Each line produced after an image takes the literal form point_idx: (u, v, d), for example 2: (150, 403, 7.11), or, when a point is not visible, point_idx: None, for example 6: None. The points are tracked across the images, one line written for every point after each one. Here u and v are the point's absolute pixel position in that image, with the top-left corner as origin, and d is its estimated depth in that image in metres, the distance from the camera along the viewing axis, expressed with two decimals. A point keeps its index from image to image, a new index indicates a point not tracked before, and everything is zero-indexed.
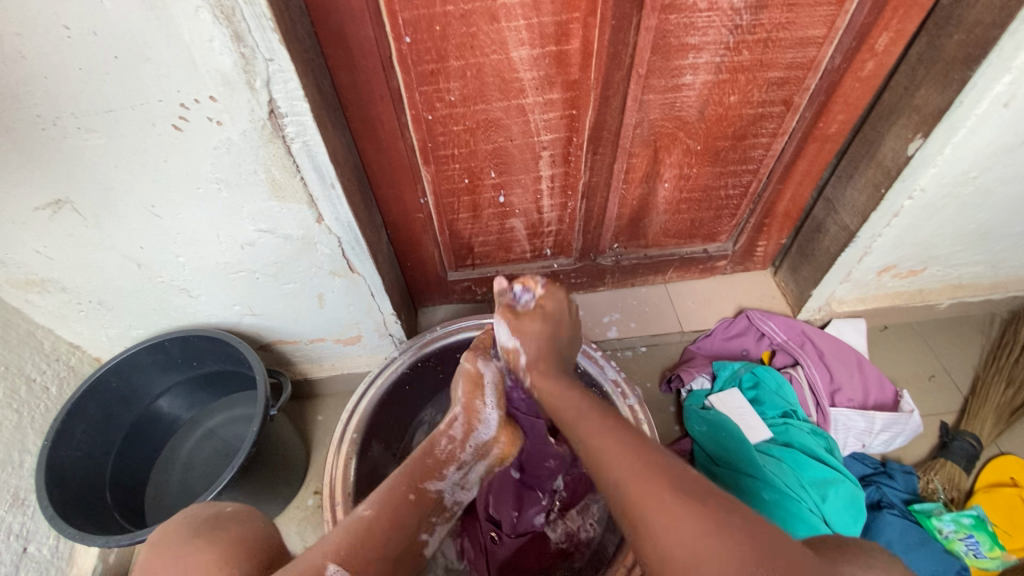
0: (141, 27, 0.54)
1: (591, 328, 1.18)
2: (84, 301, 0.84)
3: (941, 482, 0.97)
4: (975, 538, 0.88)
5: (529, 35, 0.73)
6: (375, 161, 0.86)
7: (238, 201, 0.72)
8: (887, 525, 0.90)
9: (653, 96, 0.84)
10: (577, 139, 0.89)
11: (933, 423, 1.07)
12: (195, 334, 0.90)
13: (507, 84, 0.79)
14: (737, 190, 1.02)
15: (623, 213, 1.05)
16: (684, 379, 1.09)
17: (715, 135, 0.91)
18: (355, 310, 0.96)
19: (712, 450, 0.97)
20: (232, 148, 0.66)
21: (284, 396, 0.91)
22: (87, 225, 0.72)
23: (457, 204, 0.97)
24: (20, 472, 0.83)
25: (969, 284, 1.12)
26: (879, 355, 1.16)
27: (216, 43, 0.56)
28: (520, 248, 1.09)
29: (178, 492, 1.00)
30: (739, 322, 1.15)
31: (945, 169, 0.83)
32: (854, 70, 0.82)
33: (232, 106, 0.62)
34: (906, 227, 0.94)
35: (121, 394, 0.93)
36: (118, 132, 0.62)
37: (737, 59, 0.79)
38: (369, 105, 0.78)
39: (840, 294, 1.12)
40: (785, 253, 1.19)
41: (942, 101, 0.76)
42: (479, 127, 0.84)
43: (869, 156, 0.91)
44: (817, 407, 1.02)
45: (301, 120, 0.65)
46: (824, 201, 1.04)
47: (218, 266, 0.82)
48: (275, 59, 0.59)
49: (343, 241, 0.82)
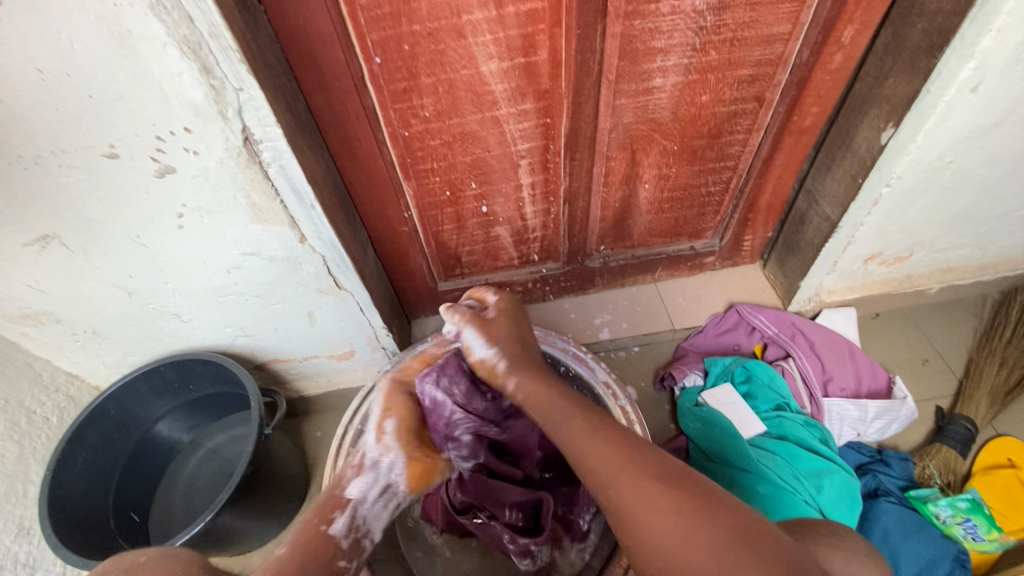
0: (113, 67, 0.55)
1: (583, 330, 1.19)
2: (80, 331, 0.86)
3: (937, 467, 0.97)
4: (972, 521, 0.88)
5: (497, 49, 0.74)
6: (356, 179, 0.87)
7: (221, 227, 0.74)
8: (884, 513, 0.90)
9: (625, 100, 0.85)
10: (554, 146, 0.90)
11: (929, 408, 1.07)
12: (189, 359, 0.92)
13: (480, 97, 0.80)
14: (718, 186, 1.03)
15: (606, 215, 1.06)
16: (676, 377, 1.09)
17: (691, 134, 0.92)
18: (346, 325, 0.97)
19: (706, 447, 0.98)
20: (211, 176, 0.68)
21: (279, 414, 0.92)
22: (75, 257, 0.74)
23: (440, 216, 0.98)
24: (25, 502, 0.85)
25: (957, 268, 1.12)
26: (872, 342, 1.16)
27: (186, 77, 0.57)
28: (507, 256, 1.11)
29: (181, 513, 1.01)
30: (730, 317, 1.15)
31: (919, 155, 0.83)
32: (823, 64, 0.83)
33: (207, 136, 0.63)
34: (886, 215, 0.95)
35: (121, 421, 0.95)
36: (99, 167, 0.64)
37: (705, 60, 0.80)
38: (346, 126, 0.79)
39: (828, 284, 1.12)
40: (771, 246, 1.19)
41: (910, 90, 0.77)
42: (456, 141, 0.86)
43: (845, 146, 0.92)
44: (810, 399, 1.02)
45: (276, 145, 0.67)
46: (805, 192, 1.04)
47: (206, 290, 0.84)
48: (245, 89, 0.61)
49: (327, 259, 0.84)
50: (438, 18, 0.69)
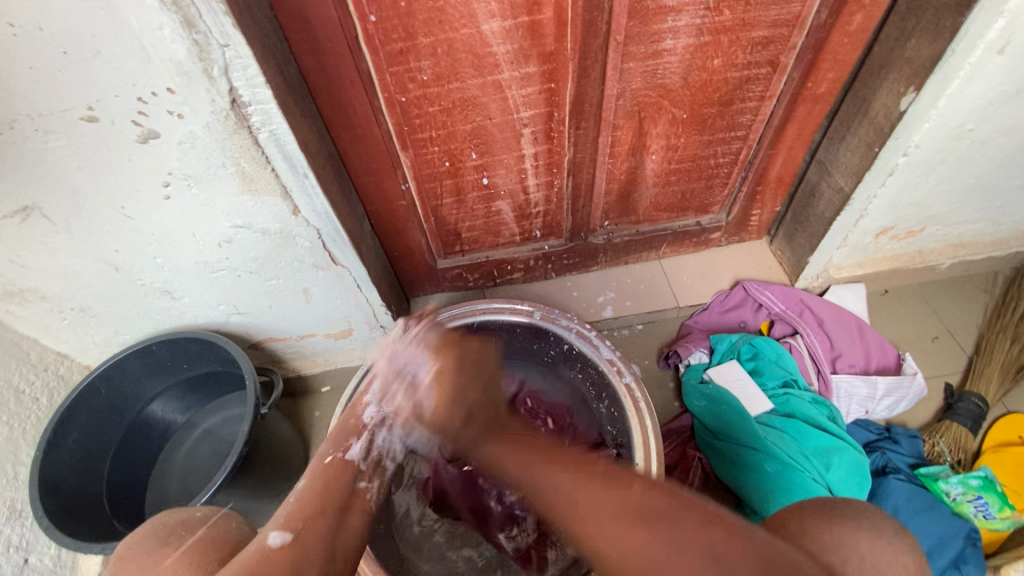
0: (86, 19, 0.51)
1: (586, 308, 1.17)
2: (66, 309, 0.83)
3: (948, 445, 0.95)
4: (983, 499, 0.86)
5: (499, 6, 0.70)
6: (351, 149, 0.84)
7: (210, 197, 0.70)
8: (893, 491, 0.89)
9: (634, 64, 0.81)
10: (558, 113, 0.86)
11: (938, 386, 1.06)
12: (182, 337, 0.89)
13: (481, 60, 0.76)
14: (728, 158, 0.99)
15: (612, 189, 1.02)
16: (681, 355, 1.07)
17: (701, 102, 0.88)
18: (343, 302, 0.94)
19: (712, 425, 0.96)
20: (197, 142, 0.64)
21: (275, 393, 0.90)
22: (58, 230, 0.70)
23: (439, 189, 0.94)
24: (15, 484, 0.83)
25: (970, 242, 1.09)
26: (881, 319, 1.14)
27: (167, 31, 0.53)
28: (508, 231, 1.07)
29: (178, 494, 0.99)
30: (736, 294, 1.13)
31: (940, 122, 0.80)
32: (842, 25, 0.79)
33: (192, 98, 0.59)
34: (901, 187, 0.91)
35: (113, 401, 0.92)
36: (77, 132, 0.60)
37: (718, 20, 0.76)
38: (339, 90, 0.75)
39: (838, 260, 1.09)
40: (780, 221, 1.16)
41: (934, 52, 0.73)
42: (456, 107, 0.82)
43: (861, 114, 0.88)
44: (818, 375, 1.00)
45: (266, 108, 0.63)
46: (817, 164, 1.01)
47: (197, 266, 0.80)
48: (231, 45, 0.57)
49: (323, 233, 0.80)
50: None
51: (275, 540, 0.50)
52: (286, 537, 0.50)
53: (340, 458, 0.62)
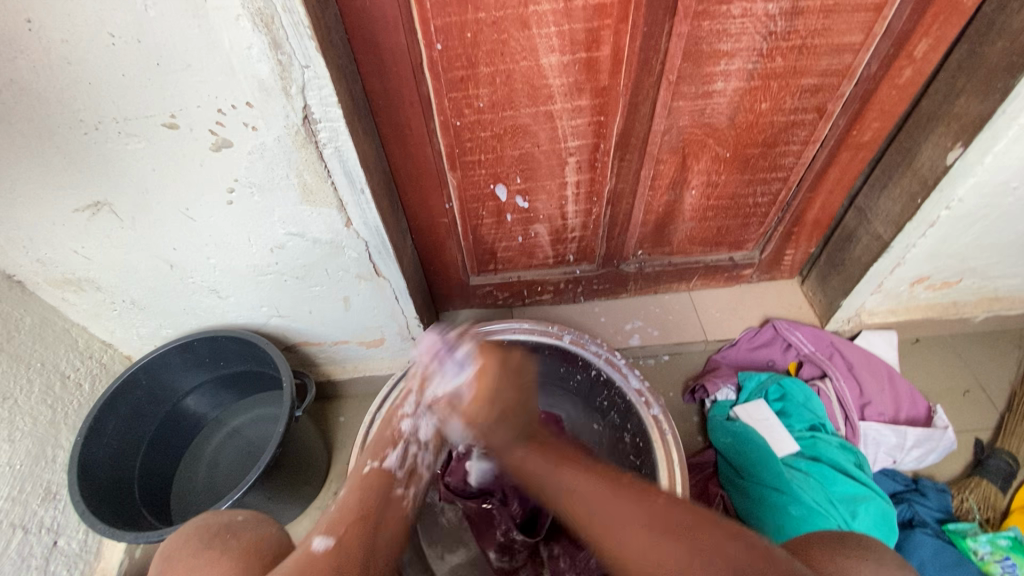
0: (183, 36, 0.55)
1: (613, 335, 1.17)
2: (118, 301, 0.86)
3: (977, 501, 0.94)
4: (1012, 560, 0.85)
5: (560, 42, 0.73)
6: (402, 167, 0.87)
7: (270, 205, 0.73)
8: (919, 545, 0.88)
9: (683, 103, 0.83)
10: (604, 145, 0.88)
11: (967, 440, 1.04)
12: (223, 336, 0.92)
13: (536, 91, 0.79)
14: (766, 198, 1.01)
15: (649, 219, 1.04)
16: (708, 390, 1.06)
17: (745, 142, 0.90)
18: (380, 313, 0.97)
19: (737, 463, 0.95)
20: (266, 153, 0.67)
21: (309, 397, 0.91)
22: (123, 226, 0.74)
23: (481, 209, 0.97)
24: (54, 466, 0.85)
25: (1007, 297, 1.09)
26: (911, 368, 1.13)
27: (255, 51, 0.57)
28: (543, 254, 1.09)
29: (203, 490, 1.01)
30: (765, 332, 1.13)
31: (986, 178, 0.80)
32: (891, 78, 0.81)
33: (268, 112, 0.63)
34: (941, 238, 0.92)
35: (151, 392, 0.95)
36: (156, 136, 0.64)
37: (770, 66, 0.78)
38: (398, 112, 0.78)
39: (870, 305, 1.09)
40: (813, 262, 1.17)
41: (984, 110, 0.74)
42: (507, 134, 0.84)
43: (905, 165, 0.89)
44: (845, 421, 1.00)
45: (334, 125, 0.66)
46: (855, 210, 1.02)
47: (247, 268, 0.83)
48: (311, 66, 0.60)
49: (370, 245, 0.83)
50: (505, 7, 0.68)
51: (319, 545, 0.54)
52: (329, 542, 0.54)
53: (378, 466, 0.66)
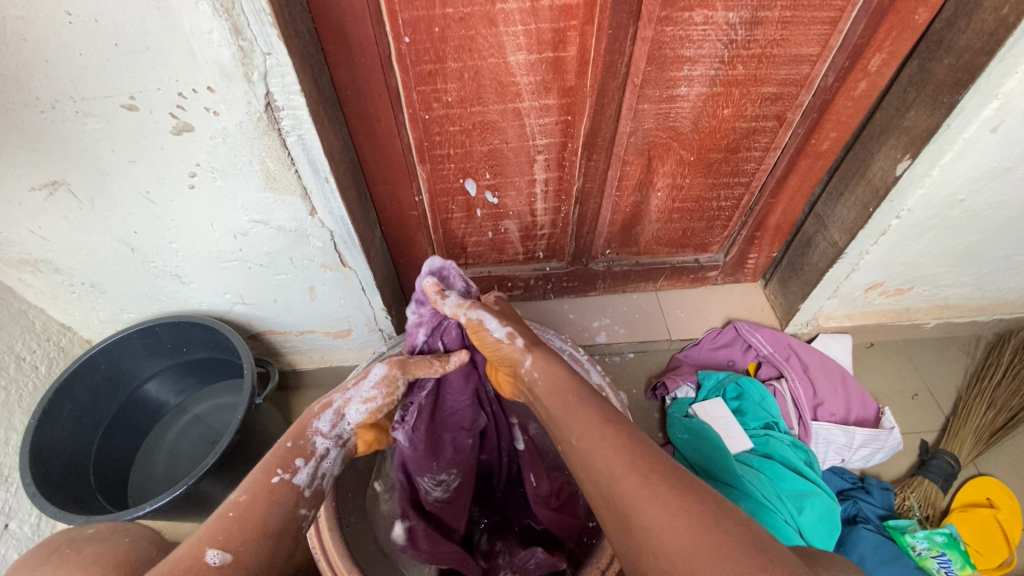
0: (142, 18, 0.55)
1: (580, 332, 1.19)
2: (77, 283, 0.85)
3: (917, 499, 0.98)
4: (947, 555, 0.89)
5: (527, 41, 0.74)
6: (370, 158, 0.87)
7: (232, 190, 0.73)
8: (861, 539, 0.91)
9: (648, 106, 0.85)
10: (572, 144, 0.90)
11: (913, 441, 1.09)
12: (186, 321, 0.91)
13: (504, 88, 0.80)
14: (730, 202, 1.03)
15: (616, 219, 1.06)
16: (668, 388, 1.10)
17: (709, 147, 0.92)
18: (346, 303, 0.97)
19: (691, 458, 0.99)
20: (228, 139, 0.67)
21: (271, 385, 0.92)
22: (81, 207, 0.73)
23: (451, 204, 0.98)
24: (6, 449, 0.84)
25: (955, 306, 1.13)
26: (864, 371, 1.17)
27: (215, 35, 0.57)
28: (512, 250, 1.10)
29: (162, 477, 1.00)
30: (727, 333, 1.16)
31: (932, 190, 0.84)
32: (847, 89, 0.84)
33: (230, 98, 0.63)
34: (892, 246, 0.95)
35: (111, 376, 0.94)
36: (116, 118, 0.63)
37: (732, 73, 0.81)
38: (367, 104, 0.79)
39: (827, 310, 1.13)
40: (775, 266, 1.20)
41: (931, 124, 0.78)
42: (475, 129, 0.85)
43: (860, 174, 0.92)
44: (799, 421, 1.03)
45: (298, 114, 0.67)
46: (815, 216, 1.05)
47: (210, 254, 0.83)
48: (273, 53, 0.60)
49: (335, 235, 0.83)
50: (472, 4, 0.69)
51: (213, 557, 0.51)
52: (224, 556, 0.52)
53: (286, 479, 0.60)
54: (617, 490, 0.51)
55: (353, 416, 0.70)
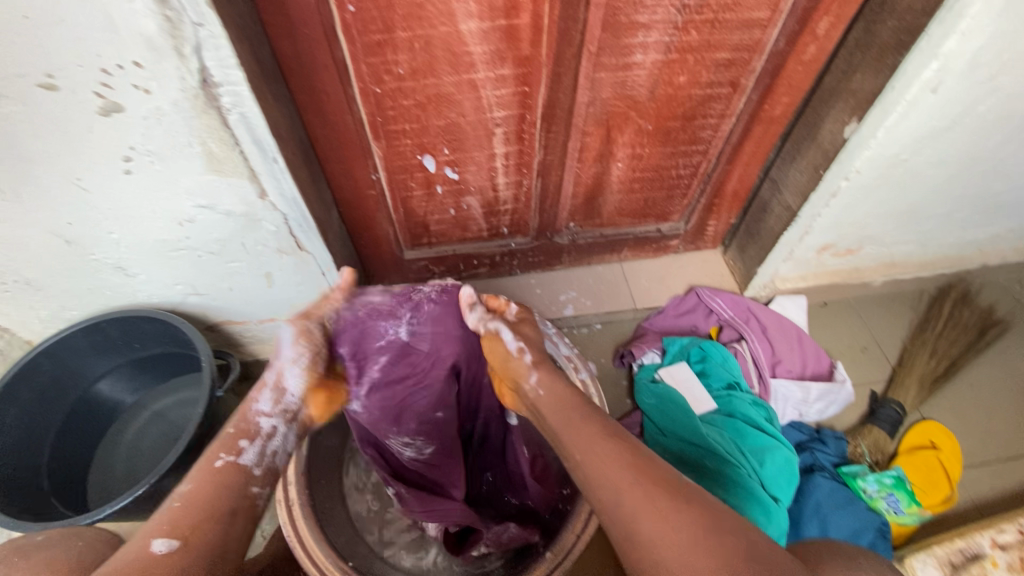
0: None
1: (548, 306, 1.20)
2: (9, 281, 0.80)
3: (868, 447, 1.05)
4: (895, 496, 0.96)
5: (477, 8, 0.71)
6: (321, 135, 0.83)
7: (173, 174, 0.69)
8: (818, 487, 0.97)
9: (605, 74, 0.84)
10: (530, 116, 0.88)
11: (864, 392, 1.15)
12: (134, 315, 0.87)
13: (457, 58, 0.77)
14: (688, 170, 1.05)
15: (578, 191, 1.06)
16: (635, 354, 1.12)
17: (666, 115, 0.92)
18: (306, 288, 0.94)
19: (658, 421, 1.02)
20: (163, 119, 0.63)
21: (232, 375, 0.89)
22: (4, 198, 0.67)
23: (410, 181, 0.95)
24: None
25: (901, 263, 1.19)
26: (818, 328, 1.22)
27: (137, 5, 0.52)
28: (476, 227, 1.09)
29: (123, 477, 0.96)
30: (690, 299, 1.18)
31: (879, 151, 0.86)
32: (797, 54, 0.85)
33: (161, 74, 0.59)
34: (842, 208, 0.99)
35: (57, 377, 0.89)
36: (33, 100, 0.58)
37: (686, 39, 0.80)
38: (313, 77, 0.75)
39: (783, 273, 1.17)
40: (733, 232, 1.23)
41: (876, 86, 0.80)
42: (430, 102, 0.83)
43: (811, 138, 0.94)
44: (759, 379, 1.07)
45: (237, 90, 0.63)
46: (770, 182, 1.07)
47: (155, 243, 0.78)
48: (204, 24, 0.56)
49: (289, 218, 0.80)
50: None
51: (160, 546, 0.49)
52: (173, 542, 0.50)
53: (231, 461, 0.60)
54: (621, 506, 0.53)
55: (292, 384, 0.71)
